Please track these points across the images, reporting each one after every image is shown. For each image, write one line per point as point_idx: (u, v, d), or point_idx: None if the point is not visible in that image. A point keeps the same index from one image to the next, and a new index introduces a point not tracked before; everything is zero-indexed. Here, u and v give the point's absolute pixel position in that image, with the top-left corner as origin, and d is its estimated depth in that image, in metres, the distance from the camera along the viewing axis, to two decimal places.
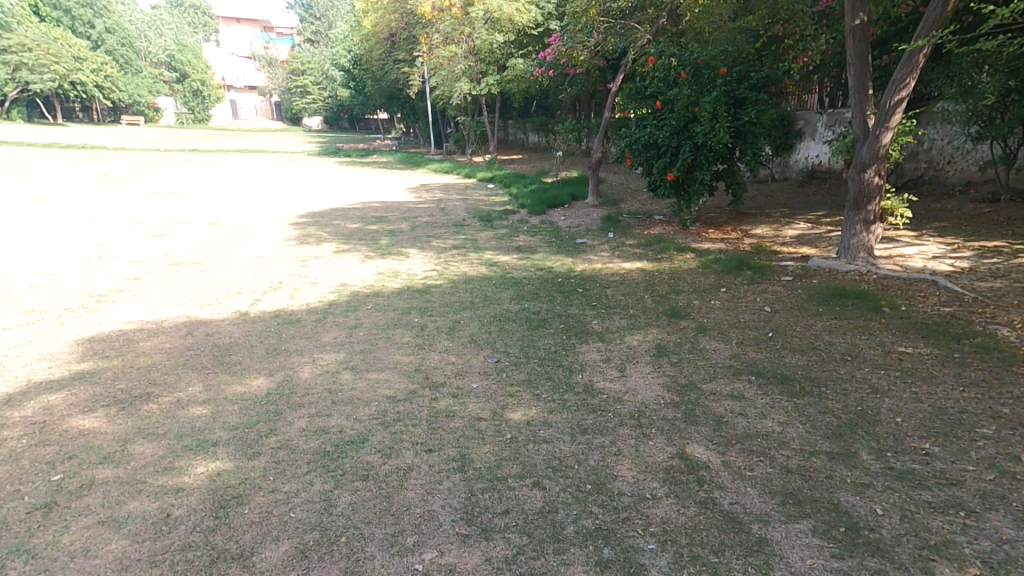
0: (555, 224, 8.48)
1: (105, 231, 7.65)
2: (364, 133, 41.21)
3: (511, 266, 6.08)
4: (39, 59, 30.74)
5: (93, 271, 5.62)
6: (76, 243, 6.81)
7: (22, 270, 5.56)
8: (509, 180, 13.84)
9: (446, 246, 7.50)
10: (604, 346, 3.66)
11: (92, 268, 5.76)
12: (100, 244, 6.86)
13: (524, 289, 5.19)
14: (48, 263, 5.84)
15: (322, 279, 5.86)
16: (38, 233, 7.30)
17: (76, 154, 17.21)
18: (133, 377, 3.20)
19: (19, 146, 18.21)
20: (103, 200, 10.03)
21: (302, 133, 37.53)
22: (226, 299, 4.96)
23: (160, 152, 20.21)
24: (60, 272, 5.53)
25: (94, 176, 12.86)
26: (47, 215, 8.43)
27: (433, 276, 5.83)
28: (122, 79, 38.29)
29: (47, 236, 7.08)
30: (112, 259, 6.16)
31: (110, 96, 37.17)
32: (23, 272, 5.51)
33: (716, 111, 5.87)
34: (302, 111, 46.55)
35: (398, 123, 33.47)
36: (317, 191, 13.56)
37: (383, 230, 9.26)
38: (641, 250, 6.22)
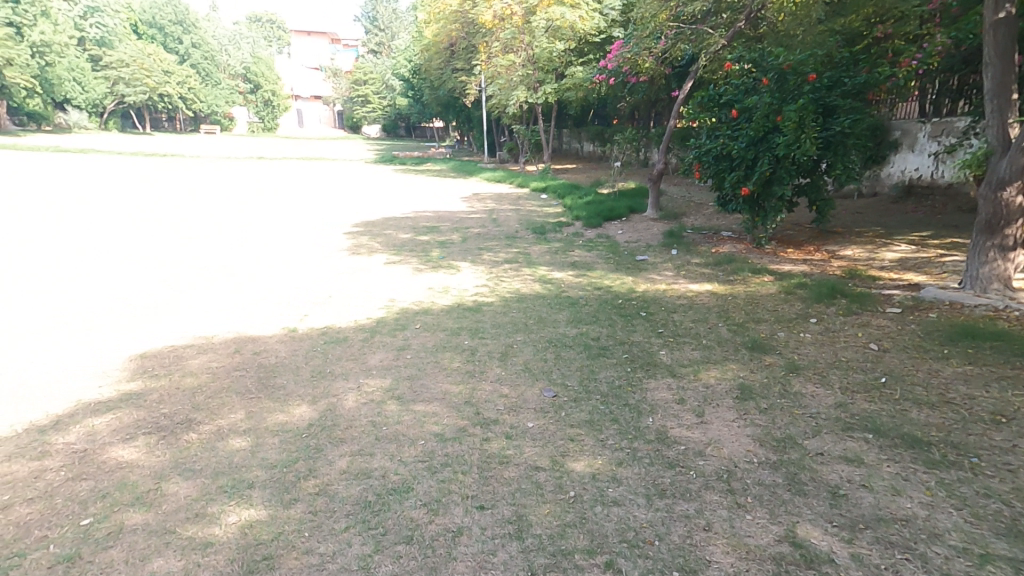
0: (610, 240, 8.08)
1: (171, 241, 7.90)
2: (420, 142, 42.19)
3: (567, 285, 5.76)
4: (135, 74, 34.11)
5: (153, 282, 5.72)
6: (142, 253, 7.02)
7: (89, 280, 5.74)
8: (562, 191, 13.53)
9: (497, 260, 7.26)
10: (675, 382, 3.26)
11: (154, 279, 5.87)
12: (164, 255, 7.05)
13: (581, 312, 4.85)
14: (115, 274, 6.01)
15: (373, 293, 5.73)
16: (109, 242, 7.59)
17: (153, 163, 18.35)
18: (178, 401, 3.09)
19: (106, 154, 19.66)
20: (171, 209, 10.45)
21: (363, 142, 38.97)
22: (277, 313, 4.89)
23: (227, 160, 21.28)
24: (125, 283, 5.66)
25: (166, 185, 13.54)
26: (119, 224, 8.82)
27: (486, 293, 5.59)
28: (206, 90, 41.28)
29: (116, 246, 7.38)
30: (172, 270, 6.29)
31: (191, 107, 39.86)
32: (91, 282, 5.68)
33: (801, 120, 5.46)
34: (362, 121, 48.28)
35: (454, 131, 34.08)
36: (370, 199, 13.73)
37: (434, 241, 9.16)
38: (708, 273, 5.77)
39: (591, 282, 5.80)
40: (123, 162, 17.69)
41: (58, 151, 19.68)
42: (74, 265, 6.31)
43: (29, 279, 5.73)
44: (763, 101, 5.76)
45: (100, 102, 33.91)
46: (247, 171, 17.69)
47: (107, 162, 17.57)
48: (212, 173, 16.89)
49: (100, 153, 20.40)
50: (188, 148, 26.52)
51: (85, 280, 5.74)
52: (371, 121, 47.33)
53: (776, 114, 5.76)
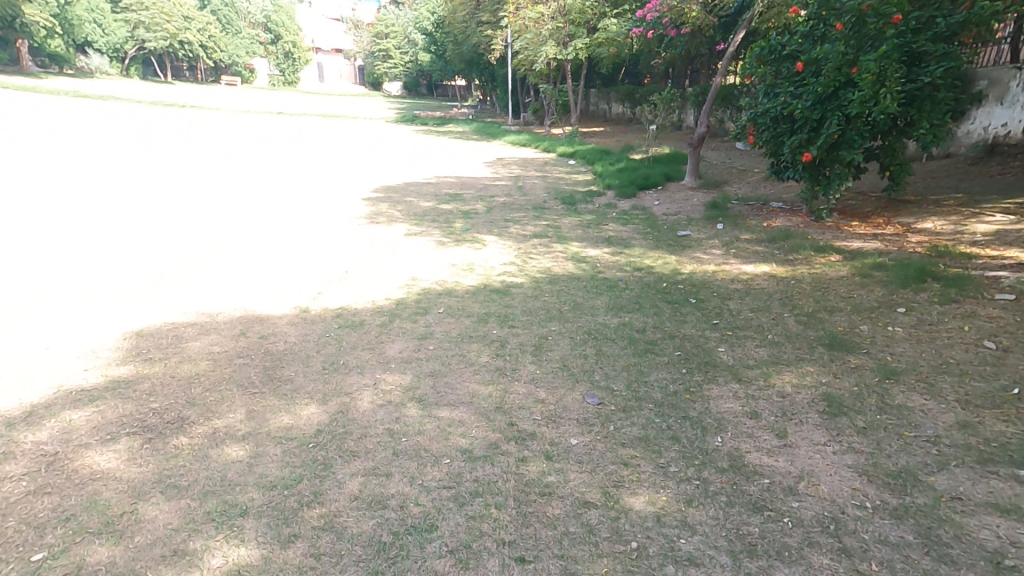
0: (647, 212, 7.46)
1: (183, 203, 7.55)
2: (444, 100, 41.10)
3: (604, 265, 5.26)
4: (155, 18, 33.97)
5: (160, 248, 5.40)
6: (151, 214, 6.68)
7: (92, 241, 5.44)
8: (592, 157, 12.76)
9: (526, 233, 6.75)
10: (744, 389, 2.75)
11: (160, 245, 5.52)
12: (174, 217, 6.70)
13: (622, 296, 4.38)
14: (121, 236, 5.70)
15: (390, 269, 5.34)
16: (118, 200, 7.24)
17: (173, 116, 18.04)
18: (171, 393, 2.71)
19: (127, 104, 19.42)
20: (185, 167, 10.08)
21: (384, 101, 38.17)
22: (288, 290, 4.52)
23: (247, 115, 20.87)
24: (130, 248, 5.33)
25: (183, 140, 13.16)
26: (131, 181, 8.48)
27: (514, 272, 5.13)
28: (226, 40, 40.40)
29: (126, 203, 7.07)
30: (182, 234, 5.97)
31: (212, 55, 39.23)
32: (96, 246, 5.35)
33: (883, 71, 4.76)
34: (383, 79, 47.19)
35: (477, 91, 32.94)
36: (390, 162, 13.20)
37: (457, 211, 8.66)
38: (763, 251, 5.16)
39: (630, 263, 5.29)
40: (142, 114, 17.40)
41: (80, 98, 19.48)
42: (81, 224, 6.02)
43: (31, 236, 5.44)
44: (835, 49, 5.12)
45: (121, 47, 33.56)
46: (265, 128, 17.24)
47: (126, 112, 17.30)
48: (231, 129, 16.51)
49: (122, 102, 20.14)
50: (210, 100, 26.11)
51: (87, 242, 5.41)
52: (393, 80, 46.15)
53: (851, 66, 5.11)
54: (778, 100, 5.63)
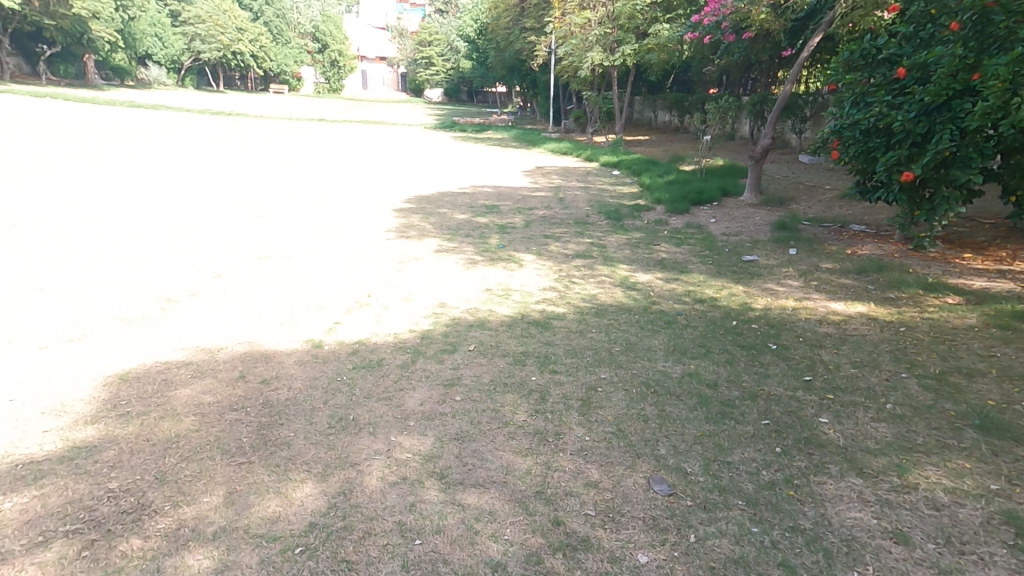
0: (702, 235, 6.84)
1: (211, 213, 7.42)
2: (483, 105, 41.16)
3: (657, 295, 4.67)
4: (209, 30, 35.07)
5: (176, 265, 5.16)
6: (179, 227, 6.57)
7: (108, 258, 5.25)
8: (637, 168, 12.11)
9: (568, 252, 6.18)
10: (871, 489, 2.06)
11: (180, 261, 5.32)
12: (198, 230, 6.53)
13: (685, 335, 3.75)
14: (138, 252, 5.49)
15: (414, 294, 4.94)
16: (150, 211, 7.19)
17: (219, 123, 18.51)
18: (136, 465, 2.34)
19: (180, 111, 20.12)
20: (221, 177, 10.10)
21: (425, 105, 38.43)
22: (303, 318, 4.18)
23: (290, 122, 21.24)
24: (145, 265, 5.13)
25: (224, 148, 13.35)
26: (167, 190, 8.51)
27: (554, 300, 4.61)
28: (275, 50, 41.58)
29: (153, 216, 6.96)
30: (203, 250, 5.77)
31: (263, 65, 40.00)
32: (114, 261, 5.17)
33: (1014, 78, 3.98)
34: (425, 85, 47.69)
35: (516, 96, 32.79)
36: (425, 169, 12.95)
37: (494, 224, 8.20)
38: (849, 286, 4.45)
39: (688, 293, 4.68)
40: (190, 121, 17.92)
41: (135, 105, 20.31)
42: (102, 238, 5.89)
43: (50, 252, 5.30)
44: (950, 51, 4.39)
45: (178, 59, 35.26)
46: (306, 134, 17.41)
47: (175, 118, 17.85)
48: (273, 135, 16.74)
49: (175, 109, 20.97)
50: (258, 106, 26.88)
51: (107, 258, 5.27)
52: (433, 85, 46.58)
53: (968, 72, 4.38)
54: (870, 111, 4.88)
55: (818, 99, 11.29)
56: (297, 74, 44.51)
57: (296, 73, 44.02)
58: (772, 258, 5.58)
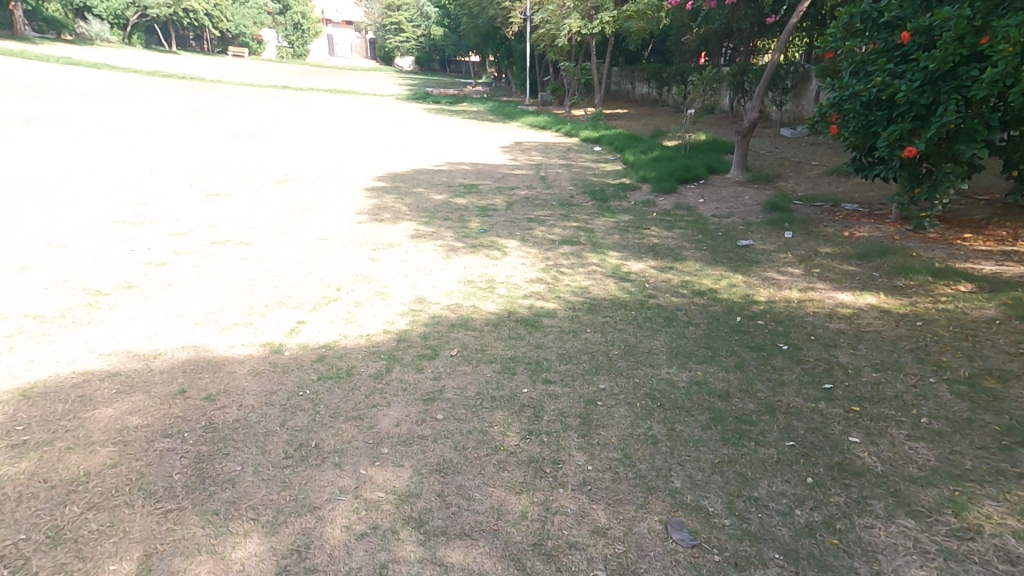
0: (692, 220, 6.59)
1: (158, 189, 6.76)
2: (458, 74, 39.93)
3: (652, 289, 4.42)
4: None
5: (113, 249, 4.60)
6: (121, 204, 5.94)
7: (33, 240, 4.65)
8: (620, 144, 11.72)
9: (553, 237, 6.14)
10: (927, 534, 1.78)
11: (119, 244, 4.75)
12: (142, 209, 5.90)
13: (687, 336, 3.47)
14: (69, 233, 4.89)
15: (388, 288, 4.49)
16: (90, 185, 6.51)
17: (174, 87, 17.31)
18: (24, 518, 1.90)
19: (130, 72, 18.72)
20: (174, 148, 9.33)
21: (396, 73, 37.01)
22: (259, 316, 3.72)
23: (252, 88, 20.04)
24: (75, 248, 4.55)
25: (177, 117, 12.41)
26: (111, 162, 7.77)
27: (542, 295, 4.34)
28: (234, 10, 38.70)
29: (92, 192, 6.29)
30: (147, 232, 5.20)
31: (218, 26, 37.55)
32: (38, 243, 4.58)
33: None
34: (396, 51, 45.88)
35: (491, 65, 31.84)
36: (398, 144, 12.29)
37: (473, 206, 7.79)
38: (854, 272, 4.18)
39: (684, 285, 4.45)
40: (142, 84, 16.68)
41: (79, 64, 18.75)
42: (29, 215, 5.25)
43: None
44: (957, 13, 3.98)
45: (122, 13, 32.54)
46: (268, 104, 16.38)
47: (125, 81, 16.59)
48: (232, 104, 15.68)
49: (120, 70, 19.41)
50: (218, 71, 25.36)
51: (34, 239, 4.67)
52: (405, 54, 44.94)
53: (975, 36, 4.01)
54: (870, 81, 4.53)
55: (800, 70, 11.19)
56: (257, 35, 42.06)
57: (257, 35, 41.84)
58: (769, 243, 5.31)
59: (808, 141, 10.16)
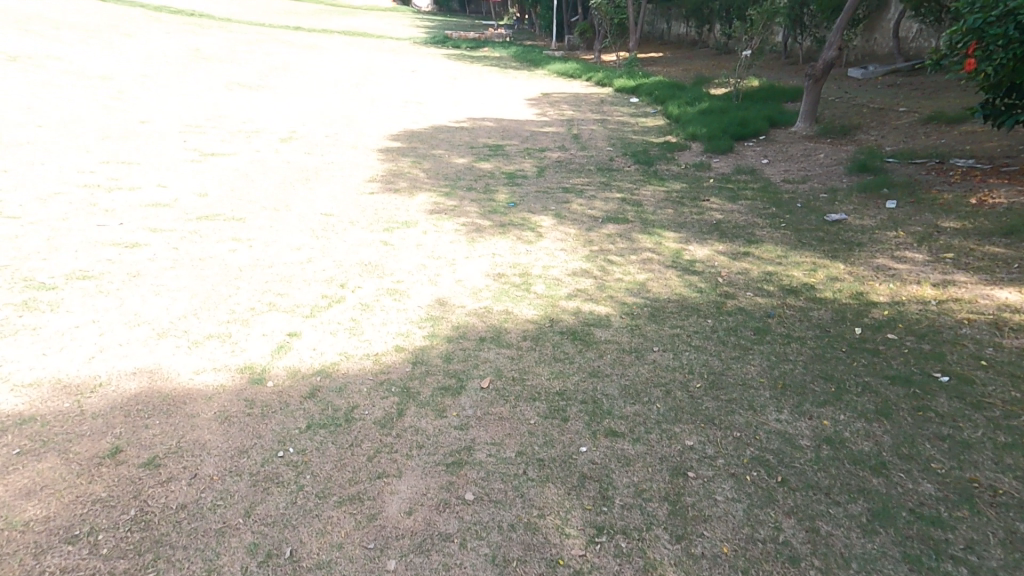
0: (759, 188, 5.61)
1: (144, 148, 5.98)
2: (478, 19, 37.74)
3: (724, 287, 3.60)
4: None
5: (77, 225, 3.88)
6: (97, 166, 5.19)
7: None
8: (661, 93, 10.46)
9: (595, 212, 5.45)
10: None
11: (83, 218, 4.02)
12: (121, 171, 5.14)
13: (792, 360, 2.62)
14: (27, 201, 4.19)
15: (403, 285, 3.68)
16: (66, 140, 5.76)
17: (180, 26, 16.27)
18: None
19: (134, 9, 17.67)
20: (169, 99, 8.47)
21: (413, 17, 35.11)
22: (239, 324, 2.94)
23: (261, 29, 18.82)
24: (32, 221, 3.85)
25: (178, 61, 11.44)
26: (96, 112, 6.99)
27: (588, 293, 3.72)
28: None
29: (68, 149, 5.55)
30: (123, 200, 4.45)
31: None
32: None
33: None
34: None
35: (513, 6, 29.80)
36: (414, 99, 11.24)
37: (499, 171, 6.92)
38: (1004, 258, 3.21)
39: (767, 279, 3.61)
40: (145, 22, 15.64)
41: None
42: None
43: None
44: None
45: None
46: (276, 48, 15.25)
47: (128, 19, 15.57)
48: (238, 47, 14.63)
49: (126, 7, 18.35)
50: (228, 11, 24.01)
51: None
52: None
53: None
54: None
55: None
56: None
57: None
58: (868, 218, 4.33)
59: (885, 83, 8.76)
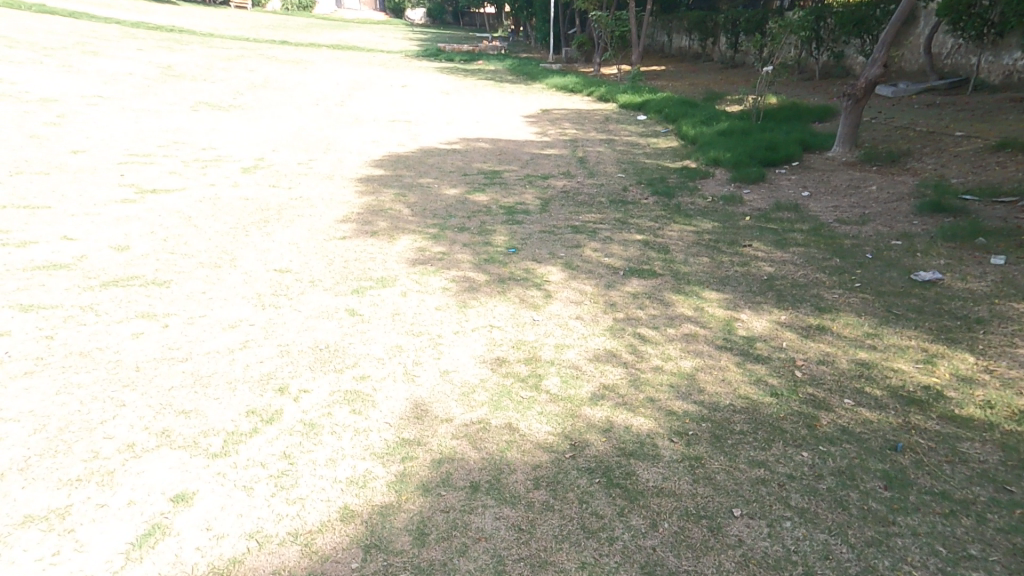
0: (809, 231, 4.83)
1: (71, 192, 5.16)
2: (474, 28, 37.18)
3: (805, 387, 2.68)
4: None
5: None
6: (0, 220, 4.37)
7: None
8: (672, 110, 9.63)
9: (613, 261, 4.53)
10: None
11: None
12: (29, 227, 4.32)
13: (980, 564, 1.71)
14: None
15: (365, 384, 2.85)
16: None
17: (157, 41, 15.49)
18: None
19: (110, 24, 16.89)
20: (122, 125, 7.65)
21: (406, 27, 34.50)
22: (99, 486, 2.06)
23: (244, 44, 18.07)
24: None
25: (145, 80, 10.63)
26: (28, 148, 6.18)
27: (619, 397, 2.82)
28: None
29: None
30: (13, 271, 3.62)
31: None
32: None
33: None
34: (407, 5, 43.03)
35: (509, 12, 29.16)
36: (403, 115, 10.36)
37: (496, 205, 5.93)
38: None
39: (865, 378, 2.68)
40: (119, 38, 14.84)
41: (55, 15, 17.00)
42: None
43: None
44: None
45: None
46: (258, 63, 14.46)
47: (100, 35, 14.78)
48: (215, 62, 13.79)
49: (101, 20, 17.53)
50: (212, 24, 23.19)
51: None
52: (416, 4, 42.26)
53: None
54: None
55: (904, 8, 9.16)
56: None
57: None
58: (962, 287, 3.55)
59: (922, 102, 7.96)
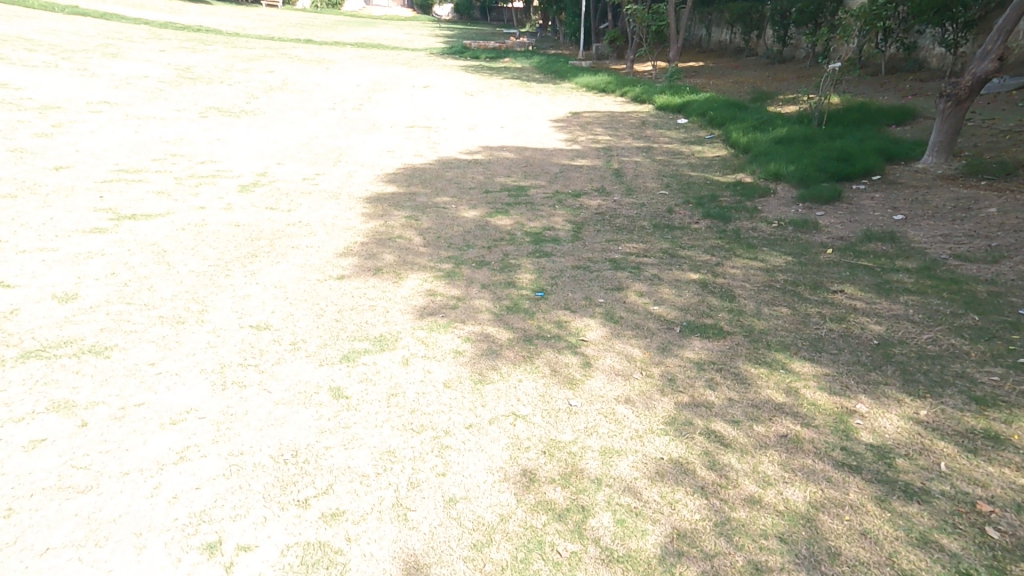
0: (916, 270, 3.81)
1: (35, 220, 4.56)
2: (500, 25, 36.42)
3: (1016, 565, 1.80)
4: None
5: None
6: None
7: None
8: (718, 113, 8.58)
9: (667, 311, 3.58)
10: None
11: None
12: None
13: None
14: None
15: (332, 534, 1.99)
16: None
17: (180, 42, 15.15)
18: None
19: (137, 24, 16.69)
20: (119, 134, 7.10)
21: (432, 25, 33.95)
22: None
23: (268, 42, 17.64)
24: None
25: (158, 82, 10.15)
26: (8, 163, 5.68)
27: (705, 559, 1.90)
28: None
29: None
30: None
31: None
32: None
33: None
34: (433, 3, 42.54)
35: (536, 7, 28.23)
36: (421, 121, 9.57)
37: (520, 230, 5.05)
38: None
39: None
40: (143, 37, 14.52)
41: (84, 13, 16.80)
42: None
43: None
44: None
45: None
46: (278, 63, 13.92)
47: (124, 34, 14.47)
48: (233, 63, 13.29)
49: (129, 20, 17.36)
50: (240, 23, 22.98)
51: None
52: None
53: None
54: None
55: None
56: None
57: None
58: None
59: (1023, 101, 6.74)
